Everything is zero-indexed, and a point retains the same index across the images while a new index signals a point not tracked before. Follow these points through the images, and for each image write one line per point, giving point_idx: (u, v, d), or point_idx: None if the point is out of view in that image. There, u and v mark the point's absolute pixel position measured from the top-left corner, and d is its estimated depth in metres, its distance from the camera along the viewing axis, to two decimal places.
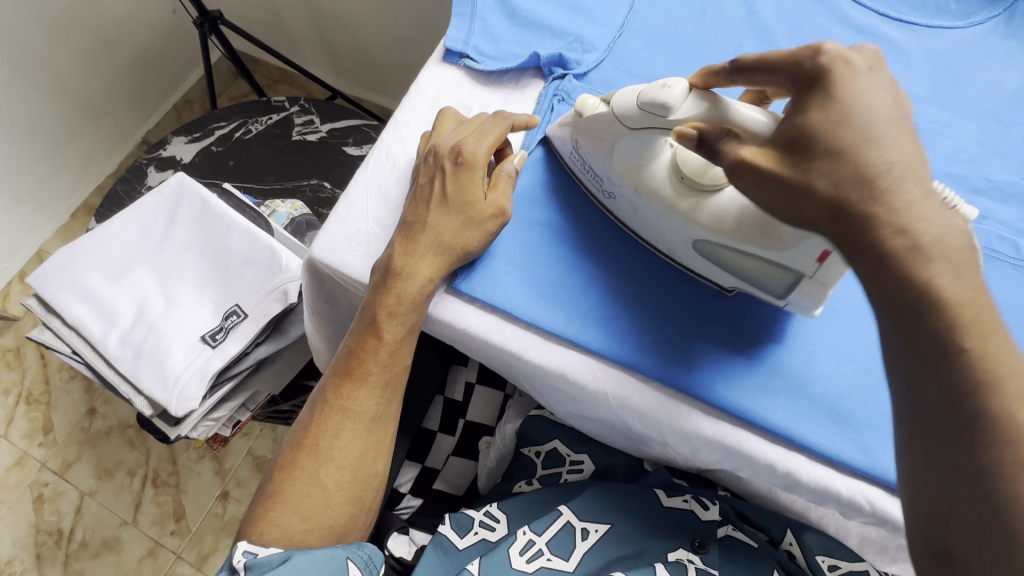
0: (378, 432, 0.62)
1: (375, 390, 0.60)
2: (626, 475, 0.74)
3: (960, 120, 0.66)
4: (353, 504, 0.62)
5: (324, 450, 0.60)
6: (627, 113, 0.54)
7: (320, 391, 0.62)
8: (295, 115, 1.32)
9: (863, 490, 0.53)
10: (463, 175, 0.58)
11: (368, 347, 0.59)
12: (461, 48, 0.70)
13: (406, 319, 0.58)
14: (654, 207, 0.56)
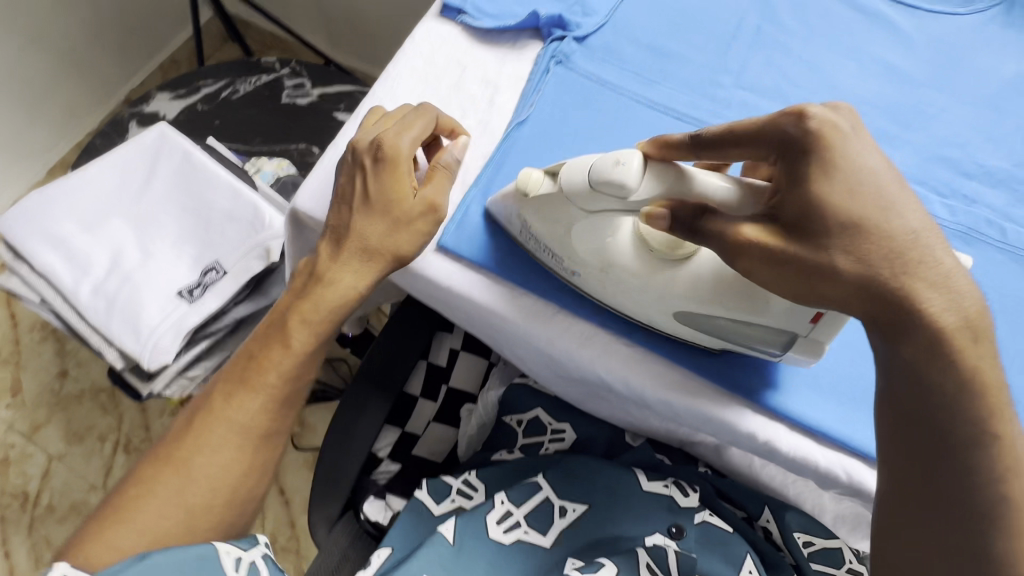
0: (258, 445, 0.56)
1: (265, 398, 0.55)
2: (606, 446, 0.74)
3: (955, 105, 0.66)
4: (197, 523, 0.53)
5: (184, 463, 0.53)
6: (582, 202, 0.50)
7: (206, 396, 0.57)
8: (285, 77, 1.29)
9: (841, 461, 0.53)
10: (384, 170, 0.54)
11: (269, 351, 0.56)
12: (459, 4, 0.68)
13: (322, 312, 0.56)
14: (624, 290, 0.54)
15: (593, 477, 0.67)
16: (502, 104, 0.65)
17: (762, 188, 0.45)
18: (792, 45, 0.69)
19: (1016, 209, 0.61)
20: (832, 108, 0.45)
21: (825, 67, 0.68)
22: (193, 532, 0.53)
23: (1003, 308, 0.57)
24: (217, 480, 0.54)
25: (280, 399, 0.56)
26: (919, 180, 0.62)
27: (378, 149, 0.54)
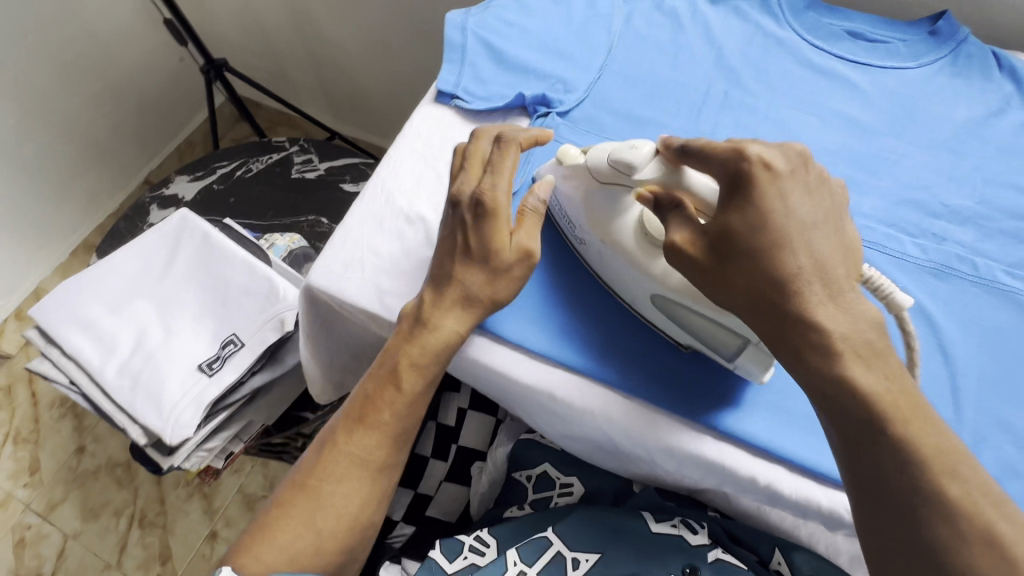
0: (372, 478, 0.61)
1: (382, 436, 0.60)
2: (614, 496, 0.73)
3: (915, 150, 0.71)
4: (325, 547, 0.60)
5: (324, 493, 0.60)
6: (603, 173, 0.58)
7: (329, 436, 0.62)
8: (295, 154, 1.38)
9: (842, 499, 0.54)
10: (486, 222, 0.58)
11: (383, 394, 0.60)
12: (452, 89, 0.76)
13: (435, 354, 0.58)
14: (614, 260, 0.59)
15: (603, 523, 0.67)
16: None
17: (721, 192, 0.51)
18: (757, 105, 0.76)
19: (984, 243, 0.65)
20: (780, 149, 0.50)
21: (791, 123, 0.74)
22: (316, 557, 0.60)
23: (984, 340, 0.59)
24: (340, 510, 0.60)
25: (396, 436, 0.61)
26: (890, 222, 0.66)
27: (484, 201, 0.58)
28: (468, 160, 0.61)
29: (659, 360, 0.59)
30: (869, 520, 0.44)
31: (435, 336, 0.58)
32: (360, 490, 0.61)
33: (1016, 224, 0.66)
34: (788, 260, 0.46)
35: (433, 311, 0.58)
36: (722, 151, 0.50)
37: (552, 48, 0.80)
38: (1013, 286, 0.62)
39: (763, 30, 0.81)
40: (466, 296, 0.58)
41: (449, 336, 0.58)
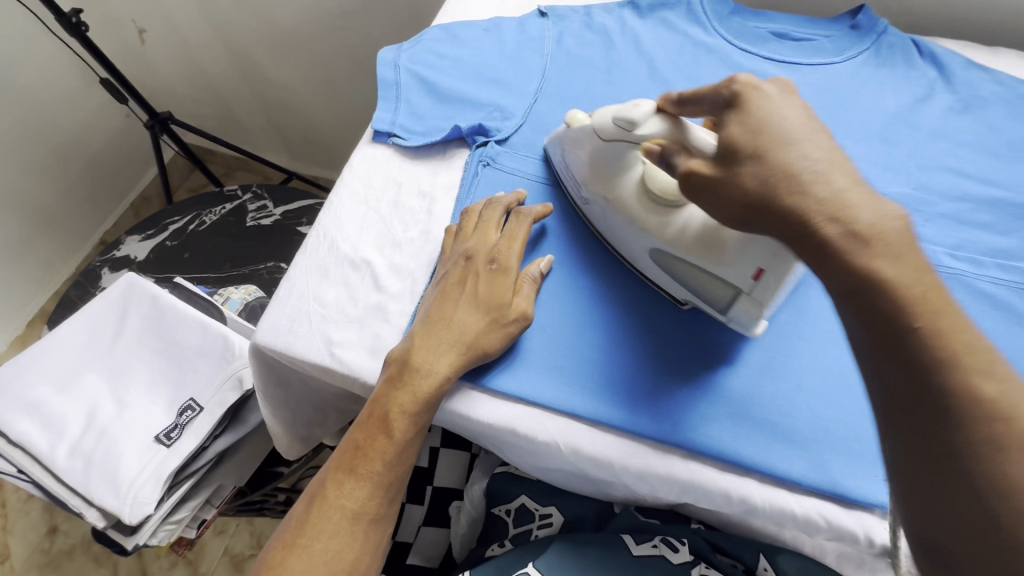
0: (369, 532, 0.55)
1: (376, 487, 0.54)
2: (594, 522, 0.71)
3: (849, 143, 0.72)
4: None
5: (318, 552, 0.53)
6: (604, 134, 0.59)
7: (317, 494, 0.55)
8: (248, 201, 1.36)
9: (815, 505, 0.53)
10: (500, 287, 0.59)
11: (374, 441, 0.54)
12: (389, 128, 0.75)
13: (428, 395, 0.54)
14: (614, 219, 0.61)
15: (581, 551, 0.64)
16: (440, 212, 0.70)
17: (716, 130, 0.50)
18: None
19: (925, 228, 0.65)
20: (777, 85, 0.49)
21: None
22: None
23: None
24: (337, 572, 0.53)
25: (390, 484, 0.55)
26: None
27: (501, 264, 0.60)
28: (481, 224, 0.63)
29: (633, 383, 0.58)
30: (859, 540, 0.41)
31: (426, 376, 0.54)
32: (357, 549, 0.54)
33: (954, 206, 0.66)
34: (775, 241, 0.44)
35: (420, 351, 0.55)
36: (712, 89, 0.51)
37: (487, 76, 0.80)
38: (958, 268, 0.62)
39: (692, 39, 0.82)
40: (452, 336, 0.56)
41: (438, 380, 0.54)
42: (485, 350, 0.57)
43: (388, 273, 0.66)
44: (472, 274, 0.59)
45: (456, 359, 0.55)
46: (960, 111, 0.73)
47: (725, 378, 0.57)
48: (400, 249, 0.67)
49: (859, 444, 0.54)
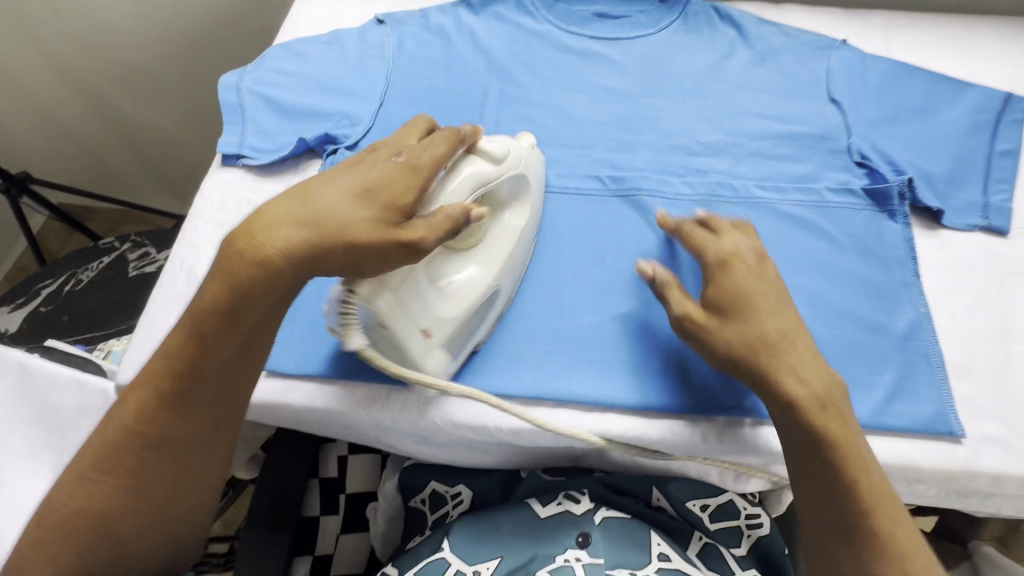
0: (156, 459, 0.52)
1: (166, 405, 0.52)
2: (500, 490, 0.72)
3: (668, 103, 0.80)
4: (97, 545, 0.51)
5: (111, 482, 0.51)
6: (514, 219, 0.63)
7: (115, 412, 0.53)
8: (128, 251, 1.30)
9: (668, 425, 0.60)
10: (408, 193, 0.50)
11: (176, 349, 0.52)
12: (235, 150, 0.75)
13: (240, 284, 0.50)
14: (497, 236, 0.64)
15: (491, 526, 0.64)
16: None
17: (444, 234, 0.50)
18: (531, 95, 0.81)
19: (738, 167, 0.74)
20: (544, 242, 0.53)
21: (562, 104, 0.80)
22: (84, 561, 0.51)
23: None
24: (116, 497, 0.51)
25: (184, 400, 0.52)
26: (658, 169, 0.74)
27: (415, 165, 0.51)
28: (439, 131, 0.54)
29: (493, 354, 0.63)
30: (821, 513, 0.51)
31: (235, 259, 0.50)
32: (141, 474, 0.51)
33: (759, 145, 0.75)
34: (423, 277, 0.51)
35: (252, 235, 0.50)
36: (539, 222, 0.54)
37: (331, 86, 0.82)
38: (766, 197, 0.71)
39: (523, 27, 0.87)
40: (305, 218, 0.50)
41: (246, 272, 0.50)
42: (357, 269, 0.50)
43: None
44: (391, 165, 0.52)
45: (294, 251, 0.49)
46: (758, 62, 0.83)
47: (574, 333, 0.64)
48: None
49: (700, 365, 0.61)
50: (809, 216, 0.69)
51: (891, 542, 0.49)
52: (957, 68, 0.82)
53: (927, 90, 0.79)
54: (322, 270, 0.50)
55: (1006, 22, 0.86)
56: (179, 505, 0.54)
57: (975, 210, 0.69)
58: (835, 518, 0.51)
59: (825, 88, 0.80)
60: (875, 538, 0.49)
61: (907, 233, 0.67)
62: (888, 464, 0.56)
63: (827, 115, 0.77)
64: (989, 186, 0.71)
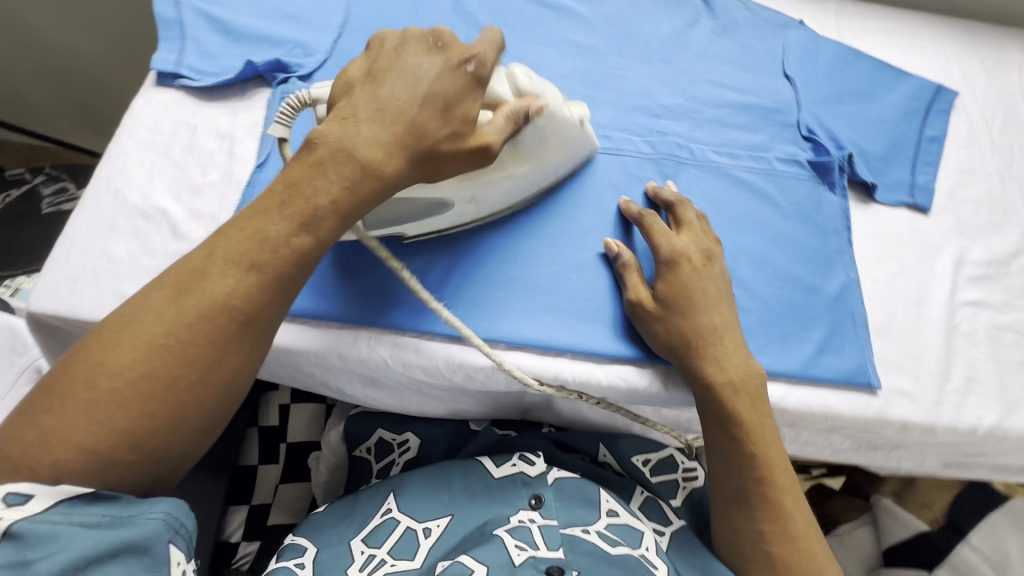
0: (247, 338, 0.46)
1: (262, 274, 0.46)
2: (448, 445, 0.71)
3: (634, 64, 0.80)
4: (162, 411, 0.43)
5: (180, 350, 0.43)
6: (512, 162, 0.59)
7: (196, 270, 0.45)
8: (41, 185, 1.17)
9: (618, 373, 0.62)
10: (427, 62, 0.51)
11: (266, 211, 0.47)
12: (173, 69, 0.69)
13: (337, 149, 0.48)
14: (519, 182, 0.62)
15: (441, 485, 0.61)
16: (242, 152, 0.66)
17: (435, 106, 0.50)
18: None
19: (696, 132, 0.76)
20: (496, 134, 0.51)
21: (529, 55, 0.79)
22: (138, 431, 0.42)
23: (706, 210, 0.70)
24: (193, 370, 0.44)
25: (284, 284, 0.47)
26: (621, 128, 0.74)
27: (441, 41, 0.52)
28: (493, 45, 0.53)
29: (451, 296, 0.62)
30: (735, 466, 0.57)
31: (343, 159, 0.48)
32: (223, 346, 0.45)
33: (716, 112, 0.78)
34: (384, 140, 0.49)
35: (353, 142, 0.48)
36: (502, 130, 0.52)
37: (285, 13, 0.76)
38: (721, 161, 0.73)
39: None
40: (402, 133, 0.49)
41: (349, 179, 0.48)
42: (354, 120, 0.49)
43: (187, 219, 0.61)
44: (462, 78, 0.51)
45: (399, 167, 0.50)
46: (720, 34, 0.85)
47: (531, 279, 0.64)
48: (199, 194, 0.63)
49: None
50: (759, 182, 0.72)
51: (780, 507, 0.56)
52: (897, 59, 0.88)
53: (871, 75, 0.83)
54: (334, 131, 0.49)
55: (940, 20, 0.93)
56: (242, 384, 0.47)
57: (903, 187, 0.74)
58: (737, 485, 0.57)
59: (781, 64, 0.83)
60: (771, 505, 0.56)
61: (843, 205, 0.72)
62: (813, 411, 0.61)
63: (780, 90, 0.80)
64: (917, 167, 0.77)
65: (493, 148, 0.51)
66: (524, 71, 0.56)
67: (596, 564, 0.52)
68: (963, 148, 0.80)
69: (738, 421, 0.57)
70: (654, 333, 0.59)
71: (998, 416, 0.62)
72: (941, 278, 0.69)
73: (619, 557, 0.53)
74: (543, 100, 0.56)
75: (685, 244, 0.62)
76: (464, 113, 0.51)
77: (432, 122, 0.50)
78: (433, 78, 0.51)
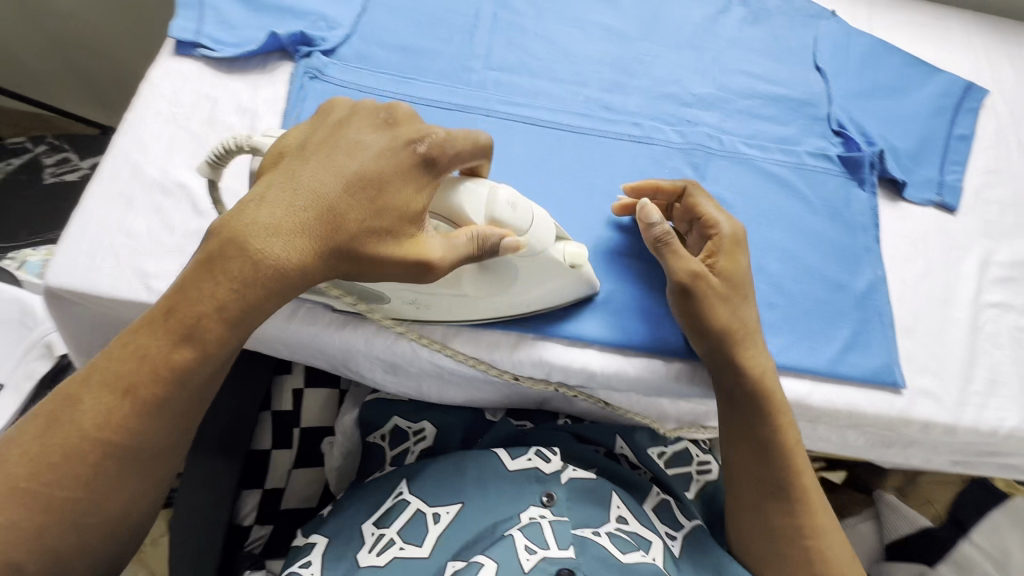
0: (123, 468, 0.43)
1: (143, 405, 0.42)
2: (464, 434, 0.70)
3: (664, 50, 0.78)
4: (31, 562, 0.40)
5: (51, 493, 0.41)
6: (471, 287, 0.55)
7: (73, 402, 0.42)
8: (43, 155, 1.14)
9: (643, 364, 0.61)
10: (376, 147, 0.48)
11: (143, 338, 0.43)
12: (193, 37, 0.66)
13: (244, 250, 0.43)
14: (478, 304, 0.57)
15: (453, 474, 0.61)
16: (264, 129, 0.64)
17: (372, 202, 0.47)
18: (526, 24, 0.76)
19: (726, 122, 0.74)
20: (436, 254, 0.47)
21: (559, 37, 0.76)
22: None
23: (735, 204, 0.68)
24: (60, 512, 0.41)
25: (163, 405, 0.43)
26: (650, 116, 0.73)
27: (394, 130, 0.50)
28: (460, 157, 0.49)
29: None
30: (763, 462, 0.58)
31: (233, 257, 0.43)
32: (103, 482, 0.42)
33: (746, 103, 0.76)
34: (304, 221, 0.45)
35: (247, 228, 0.44)
36: (438, 251, 0.47)
37: None
38: (751, 154, 0.72)
39: None
40: (313, 218, 0.45)
41: (247, 277, 0.43)
42: (265, 199, 0.45)
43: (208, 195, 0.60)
44: (408, 159, 0.48)
45: (310, 262, 0.45)
46: (752, 22, 0.83)
47: None
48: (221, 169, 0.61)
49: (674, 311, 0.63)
50: (788, 176, 0.71)
51: (804, 492, 0.58)
52: (927, 55, 0.86)
53: (902, 71, 0.82)
54: (257, 207, 0.45)
55: (972, 16, 0.91)
56: (137, 513, 0.45)
57: (932, 186, 0.74)
58: (773, 479, 0.58)
59: (812, 56, 0.81)
60: (802, 498, 0.58)
61: (872, 201, 0.71)
62: (837, 409, 0.61)
63: (811, 82, 0.79)
64: (946, 166, 0.76)
65: (435, 266, 0.47)
66: (509, 198, 0.50)
67: (605, 568, 0.52)
68: (991, 149, 0.80)
69: (767, 413, 0.58)
70: (697, 325, 0.57)
71: (1019, 419, 0.62)
72: (967, 279, 0.69)
73: (631, 566, 0.53)
74: (524, 236, 0.51)
75: (718, 223, 0.60)
76: (402, 207, 0.47)
77: (363, 219, 0.46)
78: (385, 158, 0.48)
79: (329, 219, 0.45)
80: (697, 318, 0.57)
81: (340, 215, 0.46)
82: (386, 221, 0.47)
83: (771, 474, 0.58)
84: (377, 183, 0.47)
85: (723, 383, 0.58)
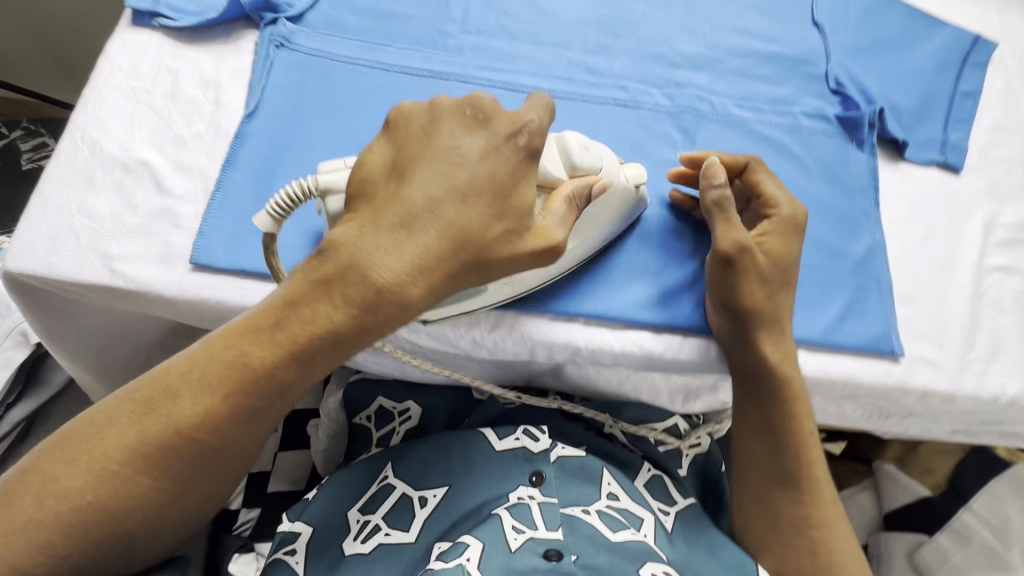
0: (204, 466, 0.43)
1: (238, 417, 0.42)
2: (449, 414, 0.69)
3: (652, 9, 0.74)
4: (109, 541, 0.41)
5: (135, 480, 0.41)
6: (552, 264, 0.53)
7: (179, 392, 0.42)
8: (19, 140, 1.11)
9: (631, 338, 0.59)
10: (479, 145, 0.45)
11: (254, 353, 0.42)
12: (150, 6, 0.62)
13: (365, 279, 0.41)
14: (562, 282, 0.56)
15: (439, 456, 0.59)
16: (229, 101, 0.61)
17: (481, 199, 0.44)
18: None
19: (717, 84, 0.71)
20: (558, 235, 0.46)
21: None
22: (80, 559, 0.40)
23: None
24: (149, 498, 0.41)
25: (257, 409, 0.43)
26: (637, 78, 0.69)
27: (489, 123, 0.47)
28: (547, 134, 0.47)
29: None
30: (780, 449, 0.57)
31: (353, 274, 0.41)
32: (184, 478, 0.42)
33: (739, 62, 0.72)
34: (415, 226, 0.42)
35: (368, 254, 0.42)
36: (561, 238, 0.46)
37: None
38: (743, 116, 0.68)
39: None
40: (430, 238, 0.43)
41: (355, 301, 0.42)
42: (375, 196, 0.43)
43: (172, 172, 0.57)
44: (511, 156, 0.46)
45: (431, 283, 0.43)
46: None
47: None
48: (184, 145, 0.58)
49: (662, 281, 0.60)
50: (782, 139, 0.68)
51: (813, 481, 0.58)
52: (932, 7, 0.81)
53: (905, 25, 0.78)
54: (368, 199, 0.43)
55: None
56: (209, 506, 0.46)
57: (934, 146, 0.70)
58: (782, 468, 0.57)
59: (809, 11, 0.77)
60: (812, 488, 0.57)
61: (871, 163, 0.68)
62: (832, 379, 0.59)
63: (808, 38, 0.75)
64: (950, 124, 0.72)
65: (560, 246, 0.46)
66: (580, 142, 0.51)
67: (595, 549, 0.51)
68: (999, 105, 0.76)
69: (786, 398, 0.57)
70: (730, 305, 0.56)
71: (1021, 385, 0.60)
72: (970, 242, 0.66)
73: (620, 544, 0.52)
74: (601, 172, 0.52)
75: (780, 199, 0.59)
76: (509, 211, 0.45)
77: (471, 220, 0.43)
78: (495, 148, 0.45)
79: (436, 223, 0.43)
80: (731, 294, 0.55)
81: (446, 216, 0.43)
82: (493, 219, 0.44)
83: (789, 463, 0.57)
84: (480, 177, 0.44)
85: (745, 366, 0.56)
